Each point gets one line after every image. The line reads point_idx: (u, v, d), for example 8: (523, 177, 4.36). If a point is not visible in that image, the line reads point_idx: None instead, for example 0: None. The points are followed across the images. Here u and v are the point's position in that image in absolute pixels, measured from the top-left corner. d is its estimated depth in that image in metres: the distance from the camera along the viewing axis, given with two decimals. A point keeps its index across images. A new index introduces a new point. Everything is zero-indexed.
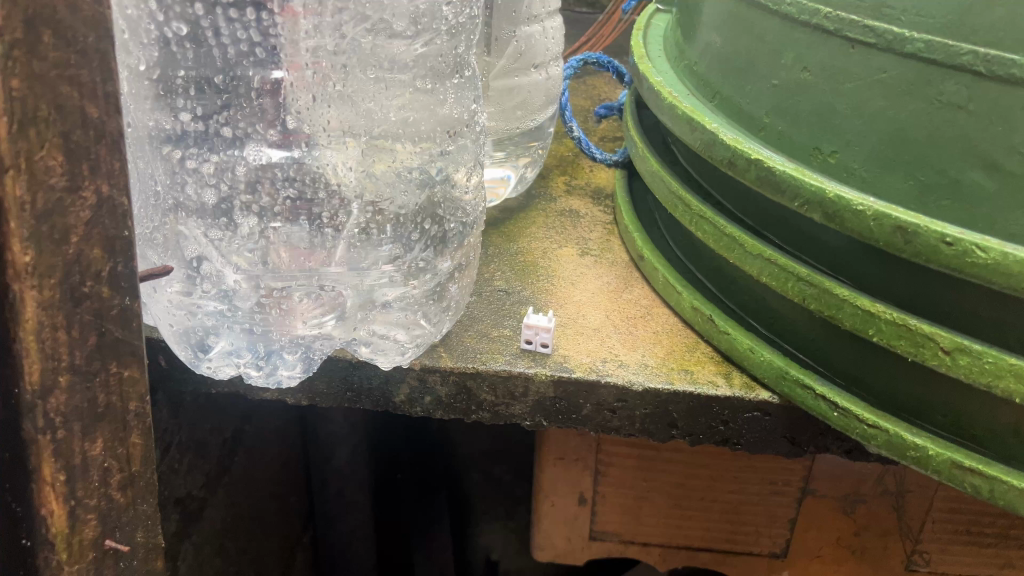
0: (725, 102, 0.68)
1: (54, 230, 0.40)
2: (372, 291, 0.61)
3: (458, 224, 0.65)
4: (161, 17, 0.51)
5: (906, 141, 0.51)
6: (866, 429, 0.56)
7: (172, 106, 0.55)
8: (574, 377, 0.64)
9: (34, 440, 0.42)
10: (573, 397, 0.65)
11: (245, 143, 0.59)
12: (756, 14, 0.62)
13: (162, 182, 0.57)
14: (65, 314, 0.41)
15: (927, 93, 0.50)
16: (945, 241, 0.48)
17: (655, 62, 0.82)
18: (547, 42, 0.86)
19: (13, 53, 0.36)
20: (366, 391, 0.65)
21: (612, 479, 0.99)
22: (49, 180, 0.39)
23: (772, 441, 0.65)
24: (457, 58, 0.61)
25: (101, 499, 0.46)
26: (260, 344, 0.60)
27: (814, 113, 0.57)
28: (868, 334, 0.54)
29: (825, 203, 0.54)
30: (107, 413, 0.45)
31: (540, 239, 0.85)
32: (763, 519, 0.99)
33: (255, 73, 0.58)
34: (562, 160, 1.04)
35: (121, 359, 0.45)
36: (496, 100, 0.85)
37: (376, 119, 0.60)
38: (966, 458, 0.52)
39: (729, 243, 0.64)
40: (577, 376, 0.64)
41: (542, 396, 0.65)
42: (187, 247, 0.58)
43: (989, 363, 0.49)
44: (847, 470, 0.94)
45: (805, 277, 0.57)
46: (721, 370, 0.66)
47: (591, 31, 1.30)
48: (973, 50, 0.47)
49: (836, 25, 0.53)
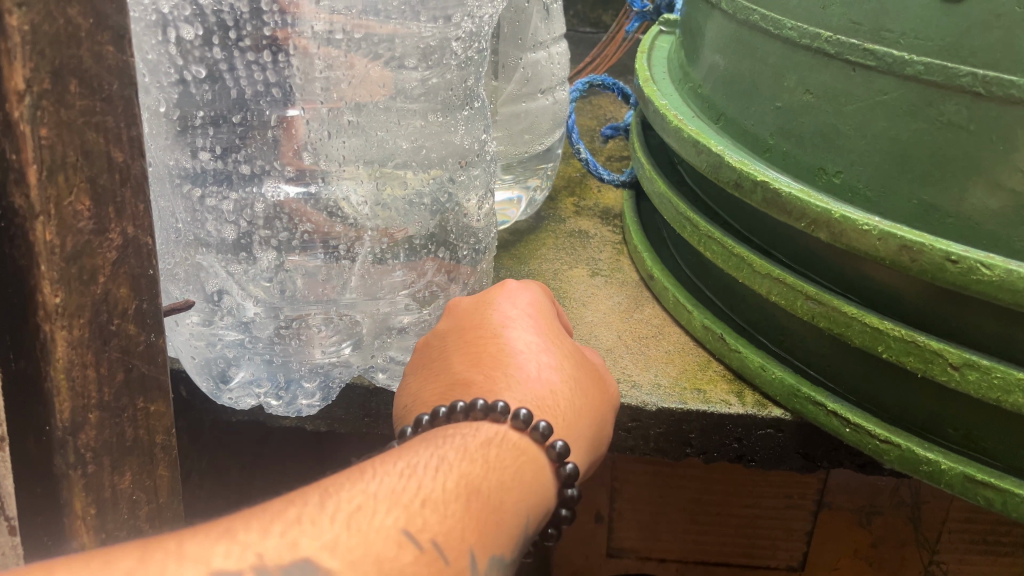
0: (730, 123, 0.69)
1: (82, 271, 0.41)
2: (388, 318, 0.64)
3: (470, 250, 0.66)
4: (181, 62, 0.53)
5: (908, 160, 0.52)
6: (878, 444, 0.57)
7: (191, 144, 0.56)
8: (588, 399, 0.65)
9: (66, 474, 0.43)
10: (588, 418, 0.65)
11: (263, 180, 0.59)
12: (758, 38, 0.63)
13: (184, 220, 0.58)
14: (94, 352, 0.43)
15: (929, 114, 0.50)
16: (951, 258, 0.49)
17: (660, 85, 0.83)
18: (553, 67, 0.88)
19: (42, 104, 0.37)
20: (384, 416, 0.65)
21: (629, 495, 0.98)
22: (77, 224, 0.40)
23: (787, 458, 0.66)
24: (467, 90, 0.63)
25: (131, 531, 0.48)
26: (280, 374, 0.62)
27: (818, 134, 0.58)
28: (877, 350, 0.55)
29: (831, 223, 0.55)
30: (135, 447, 0.46)
31: (550, 261, 0.86)
32: (780, 532, 1.00)
33: (272, 112, 0.58)
34: (570, 181, 1.05)
35: (148, 394, 0.46)
36: (504, 125, 0.85)
37: (389, 149, 0.61)
38: (979, 472, 0.53)
39: (737, 262, 0.65)
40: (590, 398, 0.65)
41: None
42: (209, 281, 0.59)
43: (998, 378, 0.49)
44: (862, 482, 0.94)
45: (812, 296, 0.58)
46: (733, 389, 0.67)
47: (596, 52, 1.31)
48: (972, 71, 0.48)
49: (836, 49, 0.55)
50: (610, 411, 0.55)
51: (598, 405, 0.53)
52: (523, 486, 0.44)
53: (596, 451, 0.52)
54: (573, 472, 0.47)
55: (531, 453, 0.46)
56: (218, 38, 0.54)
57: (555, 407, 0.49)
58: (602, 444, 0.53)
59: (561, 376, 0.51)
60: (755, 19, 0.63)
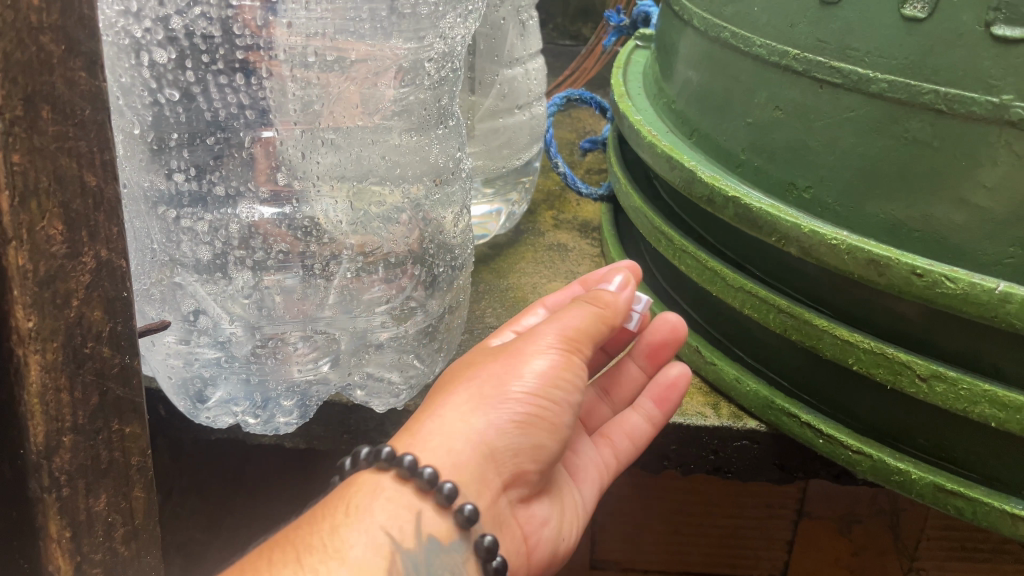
0: (703, 139, 0.70)
1: (56, 295, 0.41)
2: (366, 334, 0.64)
3: (447, 267, 0.66)
4: (154, 85, 0.53)
5: (876, 176, 0.53)
6: (851, 455, 0.58)
7: (165, 166, 0.56)
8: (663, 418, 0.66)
9: (40, 498, 0.43)
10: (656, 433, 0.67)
11: (237, 201, 0.59)
12: (729, 55, 0.64)
13: (158, 241, 0.58)
14: (68, 375, 0.43)
15: (894, 130, 0.51)
16: (916, 272, 0.50)
17: (634, 100, 0.84)
18: (530, 83, 0.88)
19: (14, 130, 0.37)
20: (363, 432, 0.67)
21: (612, 508, 0.98)
22: (50, 249, 0.40)
23: (764, 469, 0.66)
24: (441, 109, 0.65)
25: (107, 553, 0.48)
26: (257, 394, 0.62)
27: (788, 150, 0.59)
28: (848, 362, 0.56)
29: (801, 237, 0.56)
30: (110, 469, 0.47)
31: (530, 275, 0.86)
32: (762, 543, 1.01)
33: (246, 134, 0.58)
34: (549, 195, 1.06)
35: (124, 417, 0.47)
36: (482, 140, 0.86)
37: (366, 165, 0.62)
38: (948, 481, 0.54)
39: (710, 276, 0.66)
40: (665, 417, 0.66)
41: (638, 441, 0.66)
42: (184, 302, 0.58)
43: (964, 390, 0.50)
44: (845, 491, 0.97)
45: (785, 308, 0.59)
46: (709, 401, 0.68)
47: (575, 65, 1.33)
48: (934, 89, 0.49)
49: (804, 67, 0.56)
50: (527, 360, 0.51)
51: (482, 374, 0.51)
52: (362, 511, 0.47)
53: (491, 418, 0.49)
54: (414, 463, 0.48)
55: (374, 481, 0.49)
56: (191, 62, 0.54)
57: (412, 430, 0.51)
58: (508, 398, 0.50)
59: (437, 398, 0.52)
60: (726, 36, 0.64)
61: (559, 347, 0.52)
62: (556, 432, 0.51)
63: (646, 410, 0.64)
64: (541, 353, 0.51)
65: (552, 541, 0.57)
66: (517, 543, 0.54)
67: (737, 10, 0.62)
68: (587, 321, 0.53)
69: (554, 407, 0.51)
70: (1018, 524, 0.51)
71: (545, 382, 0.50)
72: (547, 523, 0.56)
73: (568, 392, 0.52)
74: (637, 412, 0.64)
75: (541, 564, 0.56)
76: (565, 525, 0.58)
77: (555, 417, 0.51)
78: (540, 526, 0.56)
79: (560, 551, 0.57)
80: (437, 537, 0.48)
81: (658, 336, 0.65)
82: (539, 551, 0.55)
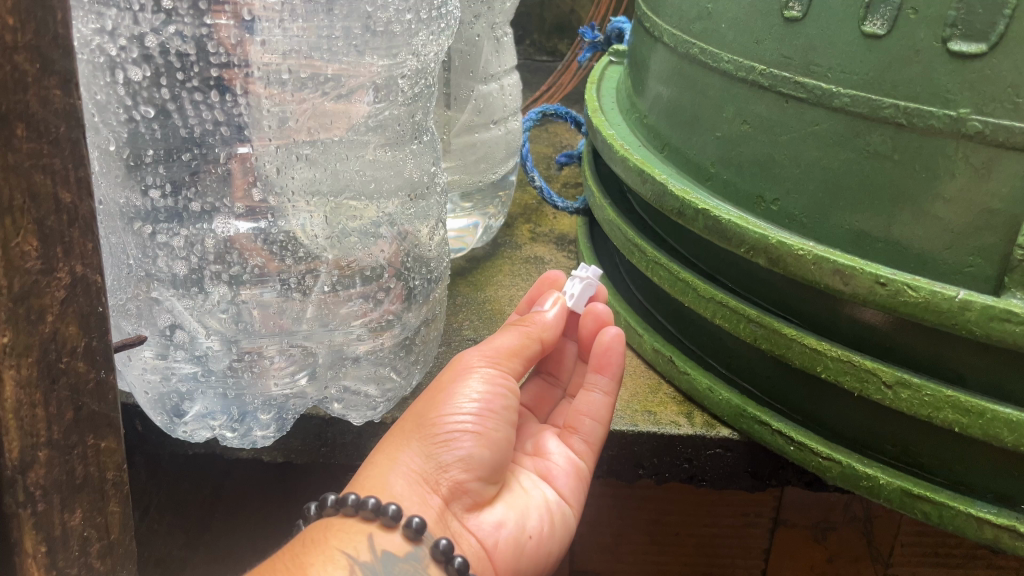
0: (674, 153, 0.71)
1: (30, 310, 0.41)
2: (342, 348, 0.64)
3: (423, 281, 0.67)
4: (129, 101, 0.54)
5: (840, 190, 0.54)
6: (821, 461, 0.59)
7: (141, 183, 0.57)
8: (635, 430, 0.66)
9: (16, 514, 0.44)
10: (626, 447, 0.67)
11: (213, 217, 0.59)
12: (698, 71, 0.65)
13: (134, 256, 0.58)
14: (42, 392, 0.43)
15: (856, 144, 0.53)
16: (880, 282, 0.51)
17: (608, 115, 0.85)
18: (506, 99, 0.90)
19: None
20: (340, 445, 0.69)
21: (592, 519, 0.99)
22: (25, 264, 0.40)
23: (737, 476, 0.67)
24: (415, 124, 0.66)
25: (82, 568, 0.49)
26: (235, 407, 0.62)
27: (754, 163, 0.61)
28: (816, 371, 0.57)
29: (768, 248, 0.57)
30: (86, 483, 0.48)
31: (506, 287, 0.87)
32: (738, 551, 1.02)
33: (222, 150, 0.58)
34: (526, 209, 1.07)
35: (99, 431, 0.48)
36: (459, 155, 0.87)
37: (343, 179, 0.63)
38: (915, 485, 0.55)
39: (682, 287, 0.67)
40: (638, 428, 0.66)
41: (612, 449, 0.68)
42: (161, 317, 0.59)
43: (929, 396, 0.51)
44: (815, 498, 0.97)
45: (754, 318, 0.60)
46: (683, 411, 0.69)
47: (552, 79, 1.36)
48: (894, 103, 0.50)
49: (771, 82, 0.57)
50: (452, 383, 0.54)
51: (413, 409, 0.54)
52: (318, 542, 0.49)
53: (416, 449, 0.51)
54: (357, 498, 0.50)
55: (326, 522, 0.51)
56: (166, 79, 0.54)
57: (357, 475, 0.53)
58: (428, 426, 0.52)
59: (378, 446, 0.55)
60: (695, 52, 0.65)
61: (482, 365, 0.54)
62: (487, 442, 0.53)
63: (600, 383, 0.63)
64: (465, 373, 0.54)
65: (516, 542, 0.55)
66: (475, 549, 0.53)
67: (705, 26, 0.64)
68: (510, 340, 0.56)
69: (480, 417, 0.52)
70: (982, 527, 0.52)
71: (466, 398, 0.52)
72: (503, 526, 0.55)
73: (495, 403, 0.53)
74: (591, 389, 0.63)
75: (511, 569, 0.55)
76: (529, 525, 0.57)
77: (484, 427, 0.52)
78: (497, 530, 0.54)
79: (529, 551, 0.56)
80: (393, 552, 0.49)
81: (588, 329, 0.65)
82: (499, 554, 0.54)
